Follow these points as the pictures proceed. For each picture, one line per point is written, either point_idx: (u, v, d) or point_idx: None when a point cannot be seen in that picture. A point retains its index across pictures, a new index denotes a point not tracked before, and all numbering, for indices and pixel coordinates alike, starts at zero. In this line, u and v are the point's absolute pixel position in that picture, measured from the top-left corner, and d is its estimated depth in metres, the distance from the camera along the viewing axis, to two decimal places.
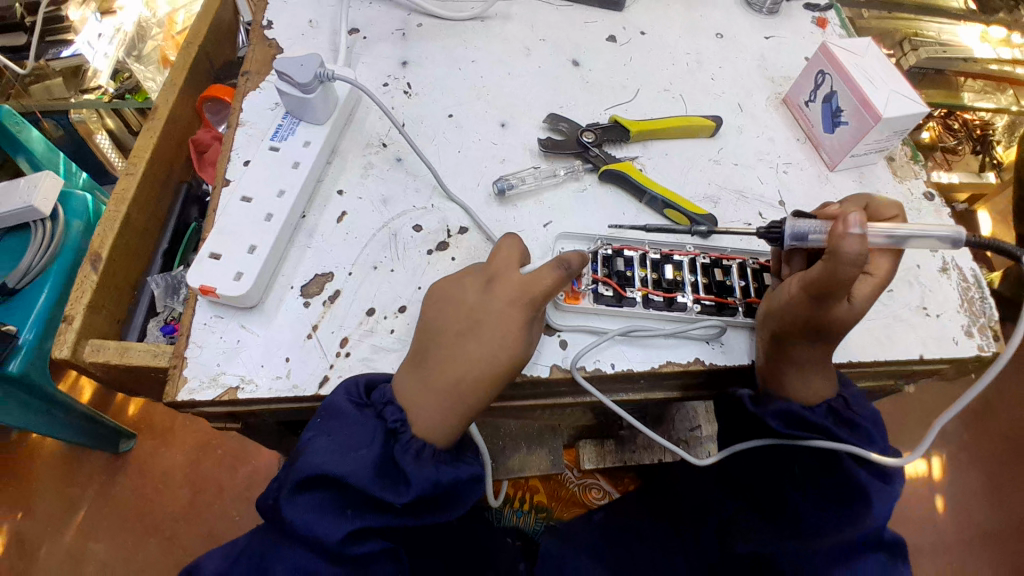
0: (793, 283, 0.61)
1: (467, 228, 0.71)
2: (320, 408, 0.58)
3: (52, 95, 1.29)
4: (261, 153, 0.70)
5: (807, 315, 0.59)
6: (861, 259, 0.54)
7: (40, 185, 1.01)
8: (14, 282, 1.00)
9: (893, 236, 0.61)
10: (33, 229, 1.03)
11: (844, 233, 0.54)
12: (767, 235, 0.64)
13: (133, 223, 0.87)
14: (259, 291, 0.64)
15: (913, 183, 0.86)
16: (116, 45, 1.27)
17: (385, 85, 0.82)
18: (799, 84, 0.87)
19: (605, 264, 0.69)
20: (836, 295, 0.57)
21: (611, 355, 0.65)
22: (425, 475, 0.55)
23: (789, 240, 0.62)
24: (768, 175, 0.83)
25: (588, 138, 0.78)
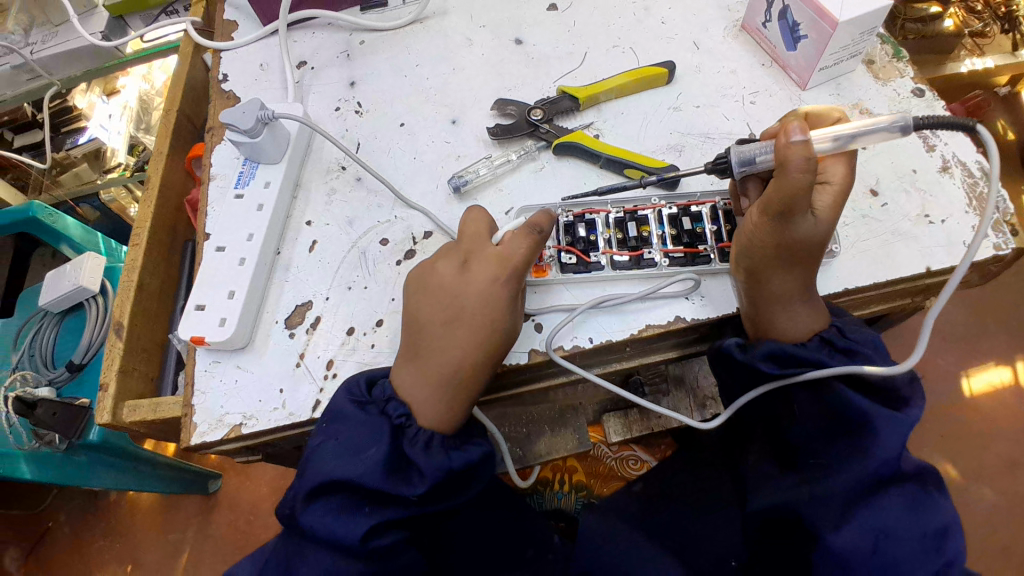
0: (752, 212, 0.59)
1: (431, 231, 0.73)
2: (323, 414, 0.57)
3: (80, 180, 1.32)
4: (227, 203, 0.74)
5: (776, 238, 0.57)
6: (810, 164, 0.53)
7: (85, 266, 1.14)
8: (80, 358, 1.13)
9: (839, 136, 0.58)
10: (88, 307, 1.16)
11: (788, 142, 0.54)
12: (716, 170, 0.63)
13: (149, 286, 0.91)
14: (246, 331, 0.68)
15: (899, 84, 0.80)
16: (125, 122, 1.37)
17: (336, 109, 0.83)
18: (752, 7, 0.81)
19: (567, 232, 0.68)
20: (797, 208, 0.55)
21: (586, 328, 0.64)
22: (436, 465, 0.54)
23: (738, 169, 0.61)
24: (734, 110, 0.79)
25: (537, 115, 0.77)
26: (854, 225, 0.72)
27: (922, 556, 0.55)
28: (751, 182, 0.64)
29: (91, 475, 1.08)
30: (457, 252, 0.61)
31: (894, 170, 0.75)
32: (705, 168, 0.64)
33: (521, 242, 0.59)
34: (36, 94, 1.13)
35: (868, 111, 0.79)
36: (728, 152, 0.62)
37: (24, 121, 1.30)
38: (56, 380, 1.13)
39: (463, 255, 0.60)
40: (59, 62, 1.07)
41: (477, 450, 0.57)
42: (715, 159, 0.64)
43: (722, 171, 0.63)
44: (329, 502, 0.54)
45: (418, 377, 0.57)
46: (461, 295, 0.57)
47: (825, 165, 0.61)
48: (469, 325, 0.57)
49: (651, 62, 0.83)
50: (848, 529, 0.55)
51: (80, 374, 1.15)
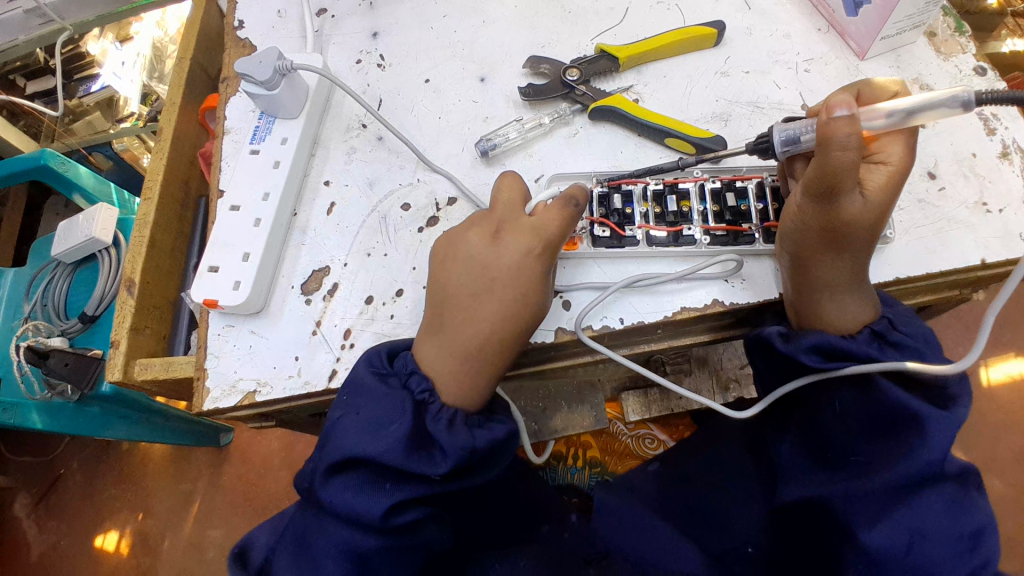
0: (796, 191, 0.53)
1: (455, 198, 0.69)
2: (343, 386, 0.55)
3: (94, 129, 1.29)
4: (242, 159, 0.70)
5: (821, 220, 0.51)
6: (855, 139, 0.47)
7: (97, 217, 1.11)
8: (92, 310, 1.12)
9: (893, 112, 0.51)
10: (101, 258, 1.15)
11: (830, 118, 0.48)
12: (758, 150, 0.57)
13: (157, 244, 0.89)
14: (260, 296, 0.65)
15: (961, 60, 0.73)
16: (138, 70, 1.32)
17: (357, 62, 0.78)
18: None
19: (601, 204, 0.63)
20: (841, 187, 0.49)
21: (617, 309, 0.61)
22: (459, 443, 0.50)
23: (780, 149, 0.56)
24: (786, 78, 0.73)
25: (573, 75, 0.71)
26: (907, 210, 0.67)
27: (956, 558, 0.52)
28: (799, 163, 0.57)
29: (106, 426, 1.08)
30: (488, 221, 0.56)
31: (952, 152, 0.70)
32: (747, 145, 0.58)
33: (552, 212, 0.55)
34: (49, 40, 1.08)
35: (928, 88, 0.72)
36: (771, 130, 0.56)
37: (34, 67, 1.26)
38: (68, 331, 1.12)
39: (495, 225, 0.55)
40: (74, 6, 1.01)
41: (499, 429, 0.54)
42: (757, 137, 0.58)
43: (764, 151, 0.57)
44: (350, 478, 0.51)
45: (443, 350, 0.53)
46: (492, 267, 0.53)
47: (880, 144, 0.53)
48: (498, 297, 0.53)
49: (700, 20, 0.76)
50: (881, 525, 0.53)
51: (92, 326, 1.14)
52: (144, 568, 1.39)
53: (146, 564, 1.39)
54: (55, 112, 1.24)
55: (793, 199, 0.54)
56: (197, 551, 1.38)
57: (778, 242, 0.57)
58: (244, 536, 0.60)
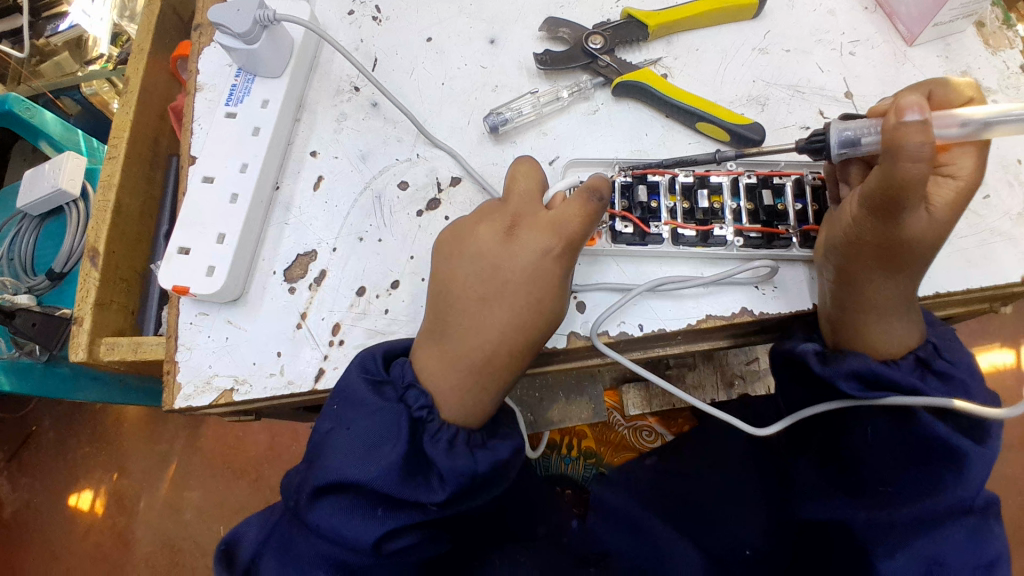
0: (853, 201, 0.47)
1: (459, 178, 0.61)
2: (333, 394, 0.49)
3: (62, 71, 1.17)
4: (216, 122, 0.61)
5: (879, 237, 0.46)
6: (928, 150, 0.40)
7: (64, 167, 1.02)
8: (60, 267, 1.03)
9: (969, 121, 0.45)
10: (68, 213, 1.06)
11: (899, 123, 0.40)
12: (809, 149, 0.51)
13: (127, 208, 0.82)
14: (238, 283, 0.58)
15: (1008, 55, 0.66)
16: (108, 7, 1.19)
17: (350, 14, 0.69)
18: None
19: (624, 195, 0.57)
20: (908, 204, 0.43)
21: (637, 313, 0.55)
22: (460, 469, 0.45)
23: (836, 151, 0.48)
24: (829, 60, 0.65)
25: (596, 42, 0.62)
26: None
27: None
28: (855, 166, 0.50)
29: (77, 388, 0.94)
30: (500, 215, 0.49)
31: (998, 155, 0.64)
32: (797, 145, 0.52)
33: (572, 207, 0.48)
34: None
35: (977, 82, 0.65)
36: (828, 129, 0.49)
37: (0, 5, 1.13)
38: (36, 289, 1.02)
39: (509, 221, 0.48)
40: None
41: (502, 449, 0.49)
42: (810, 135, 0.51)
43: (816, 151, 0.50)
44: (339, 499, 0.46)
45: (443, 360, 0.48)
46: (502, 272, 0.47)
47: (950, 155, 0.47)
48: (511, 304, 0.47)
49: None
50: (903, 555, 0.50)
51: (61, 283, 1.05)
52: (120, 528, 1.36)
53: (122, 524, 1.36)
54: (20, 52, 1.12)
55: (847, 209, 0.49)
56: (175, 513, 1.35)
57: (822, 253, 0.52)
58: (231, 530, 0.52)
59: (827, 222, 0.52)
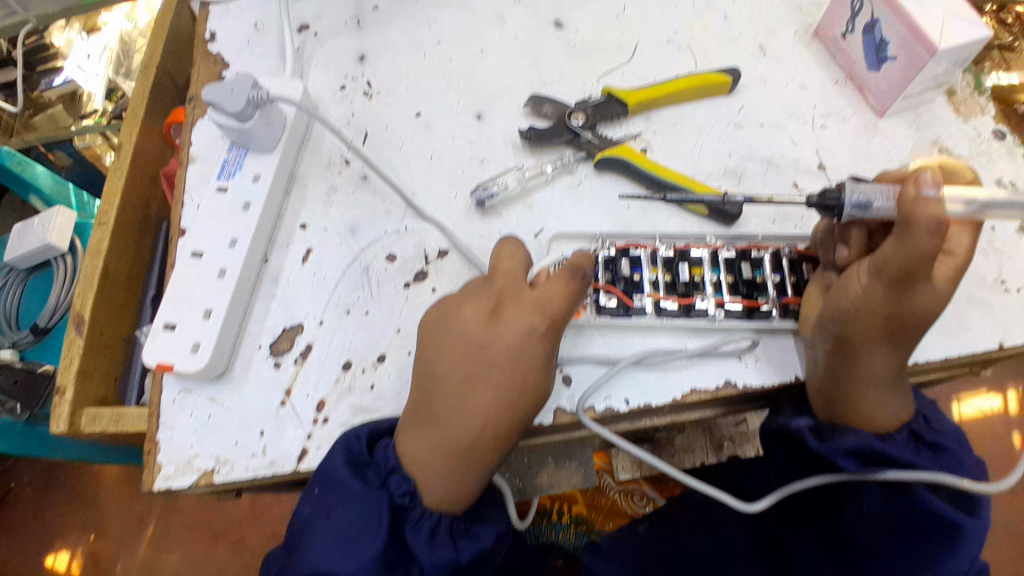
0: (860, 271, 0.48)
1: (446, 250, 0.62)
2: (315, 478, 0.48)
3: (57, 124, 1.19)
4: (207, 197, 0.62)
5: (886, 308, 0.46)
6: (943, 225, 0.42)
7: (53, 223, 1.02)
8: (45, 321, 1.02)
9: (972, 200, 0.47)
10: (55, 266, 1.05)
11: (917, 197, 0.43)
12: (819, 206, 0.50)
13: (112, 273, 0.81)
14: (222, 359, 0.58)
15: (980, 122, 0.69)
16: (105, 63, 1.20)
17: (341, 88, 0.71)
18: (834, 12, 0.69)
19: (607, 269, 0.57)
20: (919, 275, 0.44)
21: (623, 387, 0.56)
22: (440, 561, 0.44)
23: (848, 211, 0.49)
24: (802, 134, 0.68)
25: (578, 119, 0.65)
26: None
27: None
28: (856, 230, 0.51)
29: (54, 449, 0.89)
30: (484, 295, 0.50)
31: None
32: (806, 201, 0.52)
33: (556, 284, 0.49)
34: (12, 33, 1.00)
35: (948, 151, 0.68)
36: (843, 187, 0.49)
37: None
38: (20, 343, 1.01)
39: (493, 300, 0.49)
40: None
41: (486, 536, 0.49)
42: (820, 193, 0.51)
43: (827, 208, 0.50)
44: None
45: (428, 442, 0.47)
46: (499, 349, 0.47)
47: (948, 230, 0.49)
48: (495, 383, 0.47)
49: (710, 66, 0.71)
50: None
51: (45, 338, 1.03)
52: None
53: None
54: (14, 105, 1.15)
55: (850, 280, 0.49)
56: None
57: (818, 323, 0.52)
58: None
59: (824, 294, 0.53)
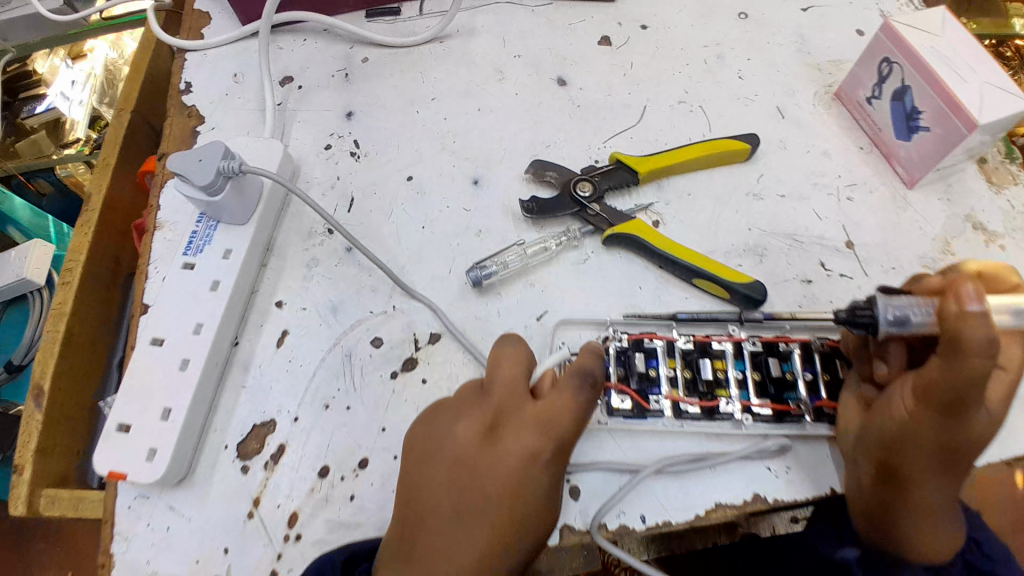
0: (903, 393, 0.43)
1: (439, 335, 0.56)
2: None
3: (39, 152, 1.05)
4: (171, 274, 0.55)
5: (938, 438, 0.41)
6: (997, 344, 0.36)
7: (30, 256, 0.94)
8: (19, 360, 0.94)
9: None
10: (32, 301, 0.97)
11: (962, 311, 0.37)
12: (849, 322, 0.44)
13: (80, 337, 0.75)
14: (183, 464, 0.51)
15: (1014, 193, 0.63)
16: (89, 91, 1.08)
17: (326, 147, 0.66)
18: (857, 75, 0.65)
19: (620, 364, 0.52)
20: (972, 401, 0.38)
21: (637, 500, 0.49)
22: None
23: (883, 328, 0.43)
24: (826, 206, 0.63)
25: (584, 190, 0.59)
26: None
27: None
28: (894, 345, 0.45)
29: None
30: (480, 411, 0.44)
31: None
32: (835, 315, 0.46)
33: (562, 396, 0.42)
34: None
35: (983, 226, 0.62)
36: (876, 301, 0.43)
37: None
38: None
39: (489, 419, 0.43)
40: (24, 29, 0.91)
41: None
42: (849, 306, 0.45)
43: (859, 325, 0.44)
44: None
45: None
46: (495, 479, 0.41)
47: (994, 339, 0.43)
48: (486, 521, 0.40)
49: (725, 129, 0.67)
50: None
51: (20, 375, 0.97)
52: None
53: None
54: None
55: (892, 403, 0.44)
56: None
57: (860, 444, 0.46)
58: None
59: (865, 412, 0.47)
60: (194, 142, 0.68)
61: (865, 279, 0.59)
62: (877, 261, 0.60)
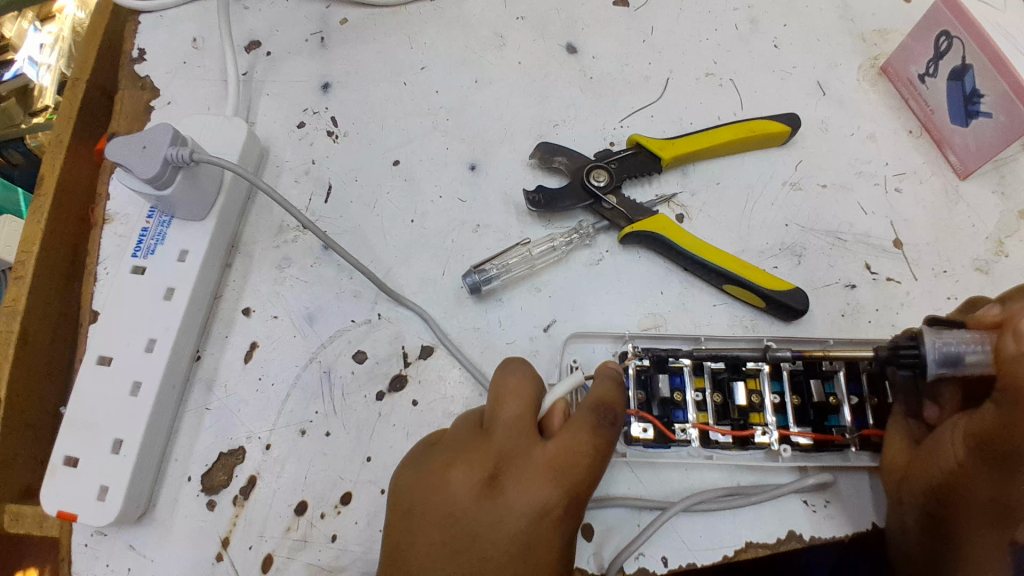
0: (953, 439, 0.39)
1: (432, 347, 0.49)
2: None
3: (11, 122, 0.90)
4: (122, 279, 0.48)
5: (989, 490, 0.37)
6: None
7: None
8: None
9: None
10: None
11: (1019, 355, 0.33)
12: (891, 361, 0.39)
13: (31, 363, 0.56)
14: (139, 501, 0.44)
15: None
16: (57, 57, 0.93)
17: (299, 126, 0.57)
18: (909, 48, 0.57)
19: (641, 386, 0.45)
20: None
21: (657, 540, 0.43)
22: None
23: (933, 369, 0.38)
24: (872, 198, 0.55)
25: (599, 179, 0.51)
26: None
27: None
28: (946, 385, 0.40)
29: None
30: (480, 456, 0.37)
31: None
32: (875, 352, 0.41)
33: (576, 436, 0.37)
34: None
35: None
36: (921, 337, 0.38)
37: None
38: None
39: (491, 467, 0.37)
40: None
41: None
42: (891, 341, 0.40)
43: (902, 365, 0.39)
44: None
45: None
46: (503, 533, 0.35)
47: None
48: None
49: (758, 107, 0.58)
50: None
51: None
52: None
53: None
54: None
55: (942, 447, 0.39)
56: None
57: (904, 486, 0.41)
58: None
59: (910, 453, 0.42)
60: (148, 120, 0.59)
61: (914, 283, 0.52)
62: (928, 262, 0.53)
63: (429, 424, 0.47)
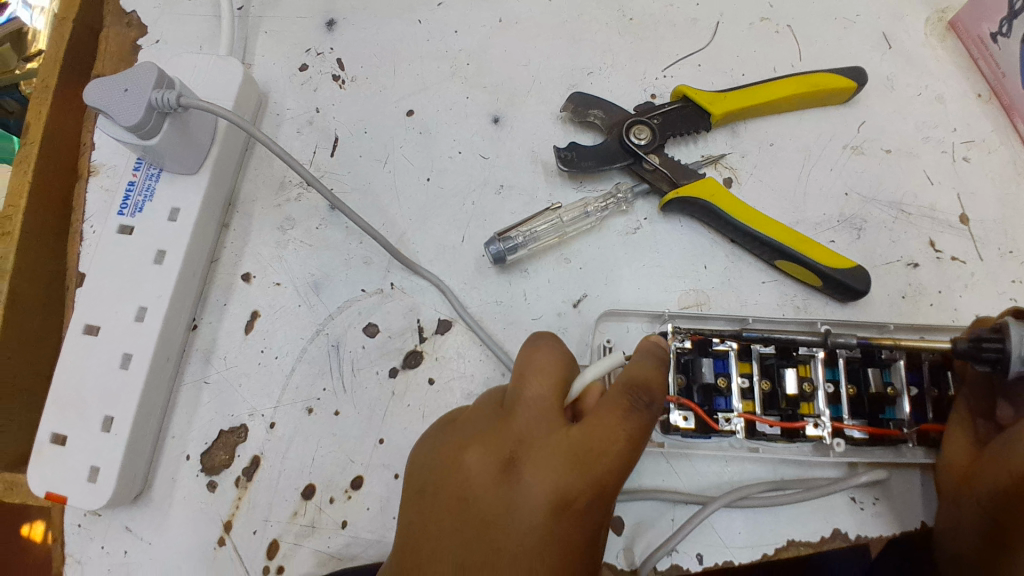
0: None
1: (450, 322, 0.45)
2: None
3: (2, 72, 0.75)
4: (107, 239, 0.43)
5: None
6: None
7: None
8: None
9: None
10: None
11: None
12: (967, 356, 0.34)
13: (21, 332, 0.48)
14: (135, 481, 0.41)
15: None
16: None
17: (302, 70, 0.51)
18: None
19: (682, 371, 0.41)
20: None
21: (693, 536, 0.41)
22: None
23: (1016, 366, 0.32)
24: (940, 167, 0.49)
25: (641, 136, 0.46)
26: None
27: None
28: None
29: None
30: (499, 438, 0.33)
31: None
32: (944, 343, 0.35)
33: (608, 421, 0.31)
34: None
35: None
36: (1009, 330, 0.33)
37: None
38: None
39: (510, 450, 0.32)
40: None
41: None
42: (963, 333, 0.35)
43: (981, 361, 0.34)
44: None
45: None
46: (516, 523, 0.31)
47: None
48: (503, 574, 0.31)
49: (819, 58, 0.51)
50: None
51: None
52: None
53: None
54: None
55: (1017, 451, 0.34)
56: None
57: (970, 485, 0.36)
58: None
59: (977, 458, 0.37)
60: (135, 61, 0.53)
61: (978, 265, 0.46)
62: (998, 242, 0.47)
63: (446, 406, 0.43)
